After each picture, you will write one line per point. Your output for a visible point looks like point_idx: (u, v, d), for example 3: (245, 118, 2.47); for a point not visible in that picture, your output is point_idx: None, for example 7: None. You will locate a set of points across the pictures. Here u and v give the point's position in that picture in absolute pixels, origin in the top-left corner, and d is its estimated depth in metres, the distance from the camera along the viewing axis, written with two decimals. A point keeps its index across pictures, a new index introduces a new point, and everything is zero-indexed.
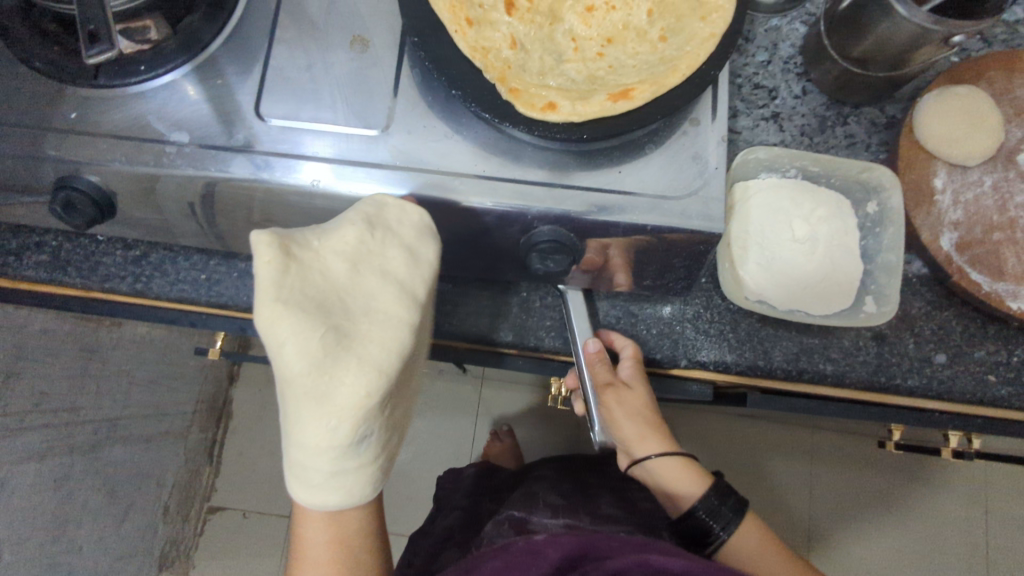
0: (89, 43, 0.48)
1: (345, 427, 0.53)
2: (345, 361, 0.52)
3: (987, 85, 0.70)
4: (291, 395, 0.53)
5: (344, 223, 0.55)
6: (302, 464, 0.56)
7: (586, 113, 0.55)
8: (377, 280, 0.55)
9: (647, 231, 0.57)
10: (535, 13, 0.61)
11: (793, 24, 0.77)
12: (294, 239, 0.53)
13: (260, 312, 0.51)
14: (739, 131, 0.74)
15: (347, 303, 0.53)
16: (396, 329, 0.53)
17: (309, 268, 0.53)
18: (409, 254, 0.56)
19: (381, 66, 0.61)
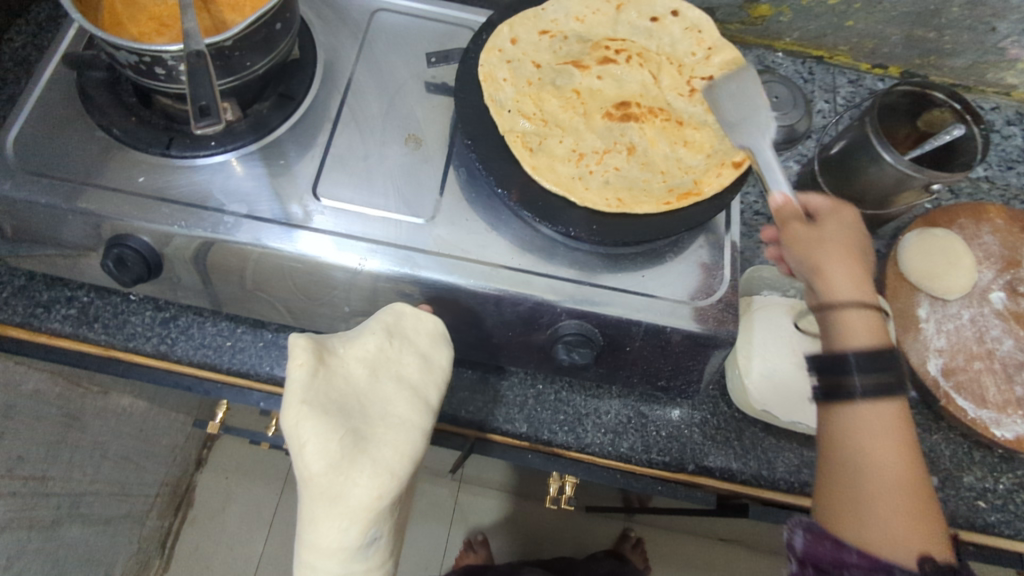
0: (200, 116, 0.56)
1: (357, 528, 0.54)
2: (361, 463, 0.54)
3: (959, 229, 0.79)
4: (306, 496, 0.55)
5: (365, 333, 0.60)
6: (311, 565, 0.55)
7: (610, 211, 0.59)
8: (391, 386, 0.58)
9: (666, 332, 0.61)
10: (558, 150, 0.63)
11: (787, 163, 0.87)
12: (325, 346, 0.58)
13: (287, 414, 0.54)
14: (742, 252, 0.80)
15: (365, 407, 0.57)
16: (409, 433, 0.56)
17: (335, 374, 0.56)
18: (422, 360, 0.60)
19: (431, 162, 0.67)
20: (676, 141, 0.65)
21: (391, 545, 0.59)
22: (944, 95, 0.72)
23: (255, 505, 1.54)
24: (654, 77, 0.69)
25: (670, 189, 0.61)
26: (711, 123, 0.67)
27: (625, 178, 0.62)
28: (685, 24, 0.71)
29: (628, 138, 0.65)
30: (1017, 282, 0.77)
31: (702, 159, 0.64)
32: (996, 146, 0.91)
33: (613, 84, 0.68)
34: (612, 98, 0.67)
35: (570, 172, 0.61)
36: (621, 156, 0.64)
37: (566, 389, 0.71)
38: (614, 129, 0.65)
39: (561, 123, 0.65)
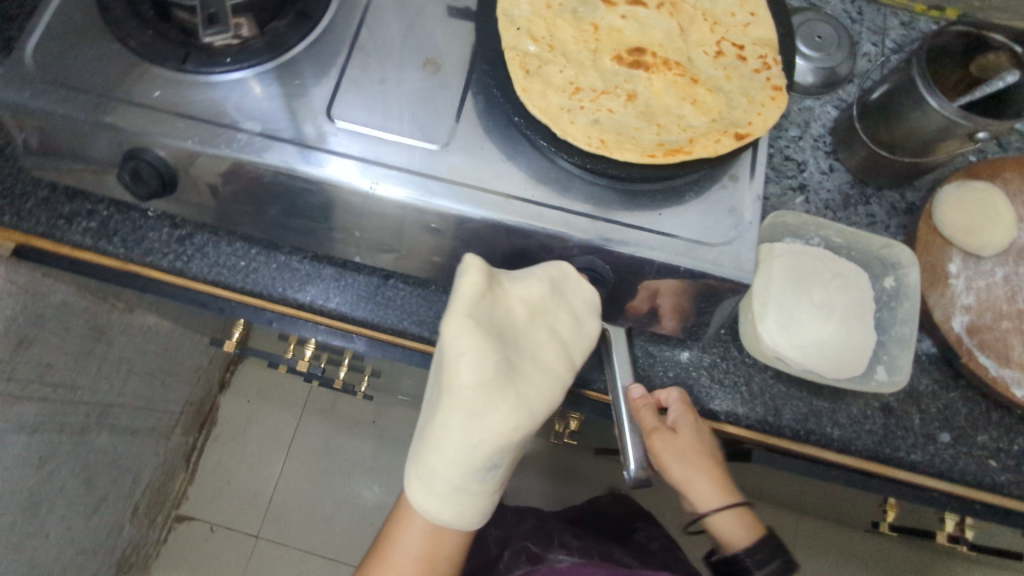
0: None
1: (486, 450, 0.59)
2: (505, 394, 0.58)
3: (1003, 184, 0.75)
4: (445, 404, 0.59)
5: (531, 277, 0.61)
6: (432, 466, 0.60)
7: (595, 146, 0.58)
8: (545, 334, 0.62)
9: (678, 273, 0.60)
10: (557, 78, 0.60)
11: (825, 107, 0.83)
12: (495, 276, 0.60)
13: (450, 324, 0.58)
14: (767, 197, 0.78)
15: (518, 343, 0.61)
16: (554, 384, 0.60)
17: (499, 304, 0.60)
18: (574, 320, 0.62)
19: (448, 88, 0.65)
20: (685, 98, 0.61)
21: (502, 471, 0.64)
22: (1001, 37, 0.68)
23: (276, 428, 1.61)
24: (682, 29, 0.64)
25: (660, 143, 0.58)
26: (727, 89, 0.62)
27: (616, 122, 0.59)
28: None
29: (634, 84, 0.61)
30: None
31: (706, 122, 0.60)
32: None
33: (636, 26, 0.64)
34: (631, 42, 0.63)
35: (561, 103, 0.59)
36: (620, 99, 0.60)
37: None
38: (620, 73, 0.62)
39: (568, 52, 0.62)
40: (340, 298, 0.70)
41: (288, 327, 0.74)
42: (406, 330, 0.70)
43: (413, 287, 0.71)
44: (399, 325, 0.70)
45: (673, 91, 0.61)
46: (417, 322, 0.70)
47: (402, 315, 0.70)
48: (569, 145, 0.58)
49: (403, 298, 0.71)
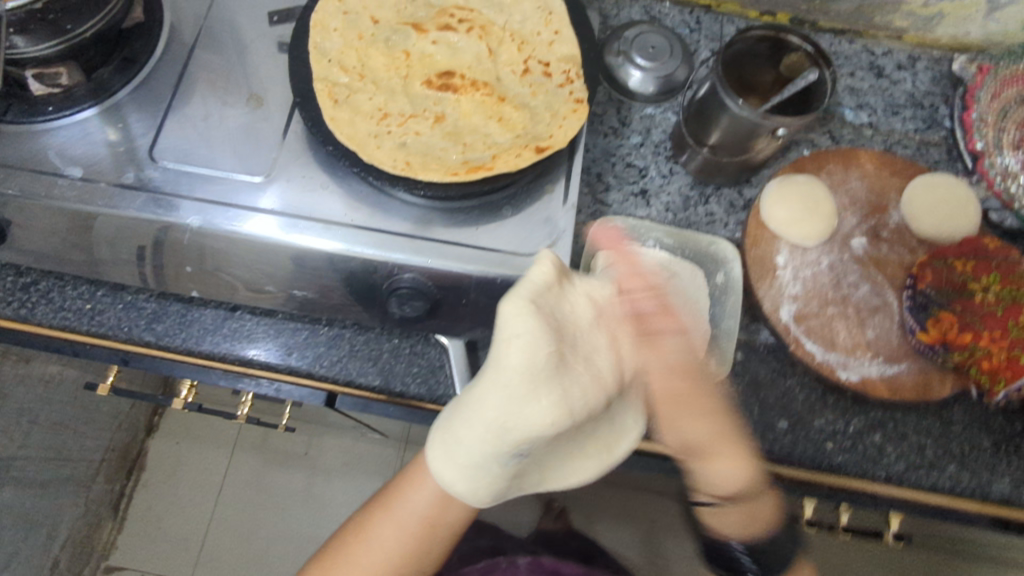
0: None
1: (521, 436, 0.59)
2: (551, 386, 0.60)
3: (827, 175, 0.79)
4: (488, 379, 0.61)
5: (605, 279, 0.67)
6: (456, 435, 0.61)
7: (399, 167, 0.60)
8: (604, 341, 0.65)
9: (494, 283, 0.64)
10: (366, 106, 0.63)
11: (665, 113, 0.86)
12: (565, 271, 0.62)
13: (510, 302, 0.60)
14: (610, 204, 0.81)
15: (575, 338, 0.64)
16: (603, 391, 0.62)
17: (567, 301, 0.63)
18: (612, 342, 0.65)
19: (270, 121, 0.67)
20: (491, 116, 0.64)
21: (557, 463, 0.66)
22: (799, 38, 0.72)
23: (205, 467, 1.58)
24: (491, 50, 0.67)
25: (465, 161, 0.61)
26: (533, 105, 0.65)
27: (423, 144, 0.62)
28: (538, 4, 0.69)
29: (443, 106, 0.65)
30: (880, 228, 0.77)
31: (510, 138, 0.63)
32: (883, 91, 0.90)
33: (447, 51, 0.67)
34: (441, 65, 0.66)
35: (368, 129, 0.62)
36: (427, 122, 0.63)
37: (421, 342, 0.72)
38: (429, 97, 0.65)
39: (378, 80, 0.65)
40: (185, 334, 0.70)
41: (145, 364, 0.74)
42: (253, 360, 0.70)
43: (260, 316, 0.72)
44: (246, 356, 0.70)
45: (480, 110, 0.64)
46: (264, 351, 0.71)
47: (250, 345, 0.71)
48: (377, 169, 0.60)
49: (250, 328, 0.71)
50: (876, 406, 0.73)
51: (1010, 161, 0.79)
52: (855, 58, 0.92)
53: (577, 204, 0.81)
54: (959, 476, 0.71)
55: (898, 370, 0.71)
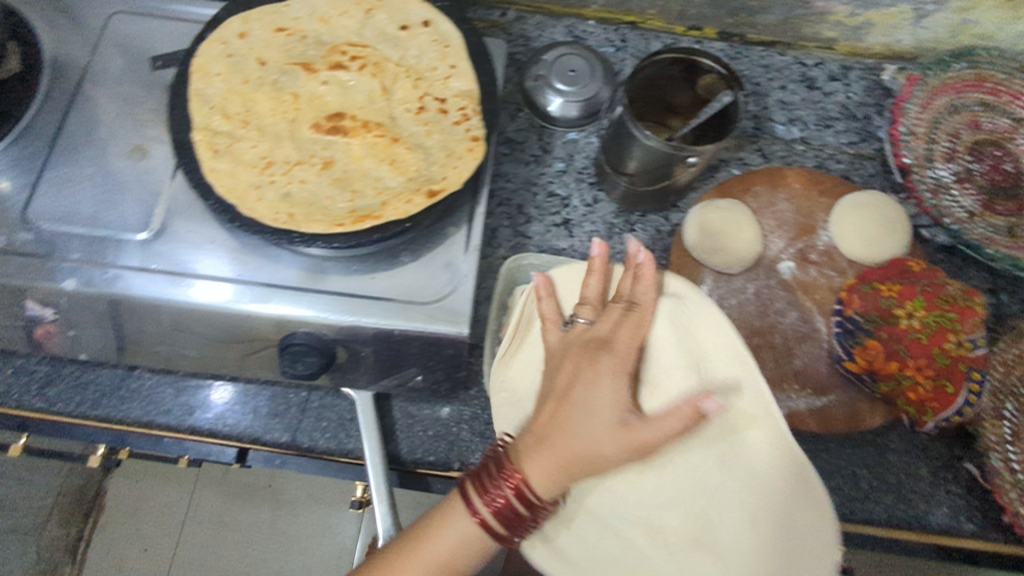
0: None
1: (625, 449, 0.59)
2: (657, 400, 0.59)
3: (753, 198, 0.76)
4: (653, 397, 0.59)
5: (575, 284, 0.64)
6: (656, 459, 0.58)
7: (279, 220, 0.57)
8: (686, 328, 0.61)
9: (393, 335, 0.60)
10: (249, 155, 0.60)
11: (589, 137, 0.83)
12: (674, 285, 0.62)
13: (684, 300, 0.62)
14: (530, 236, 0.78)
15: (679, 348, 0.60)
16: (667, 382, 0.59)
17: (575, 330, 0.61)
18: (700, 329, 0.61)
19: (155, 174, 0.64)
20: (383, 158, 0.61)
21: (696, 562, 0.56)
22: (709, 61, 0.69)
23: None
24: (384, 88, 0.65)
25: (351, 209, 0.58)
26: (428, 145, 0.62)
27: (308, 192, 0.59)
28: (434, 36, 0.66)
29: (332, 150, 0.62)
30: (808, 251, 0.74)
31: (401, 182, 0.60)
32: (815, 104, 0.87)
33: (337, 91, 0.64)
34: (331, 107, 0.63)
35: (250, 180, 0.59)
36: (314, 169, 0.61)
37: (330, 394, 0.70)
38: (317, 142, 0.62)
39: (263, 126, 0.62)
40: (81, 399, 0.68)
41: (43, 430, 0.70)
42: (153, 422, 0.68)
43: (160, 375, 0.70)
44: (145, 419, 0.68)
45: (371, 153, 0.62)
46: (164, 412, 0.68)
47: (150, 407, 0.69)
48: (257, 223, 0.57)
49: (149, 388, 0.69)
50: (808, 437, 0.70)
51: (941, 175, 0.77)
52: (787, 71, 0.89)
53: (497, 238, 0.78)
54: (894, 507, 0.69)
55: (827, 402, 0.68)
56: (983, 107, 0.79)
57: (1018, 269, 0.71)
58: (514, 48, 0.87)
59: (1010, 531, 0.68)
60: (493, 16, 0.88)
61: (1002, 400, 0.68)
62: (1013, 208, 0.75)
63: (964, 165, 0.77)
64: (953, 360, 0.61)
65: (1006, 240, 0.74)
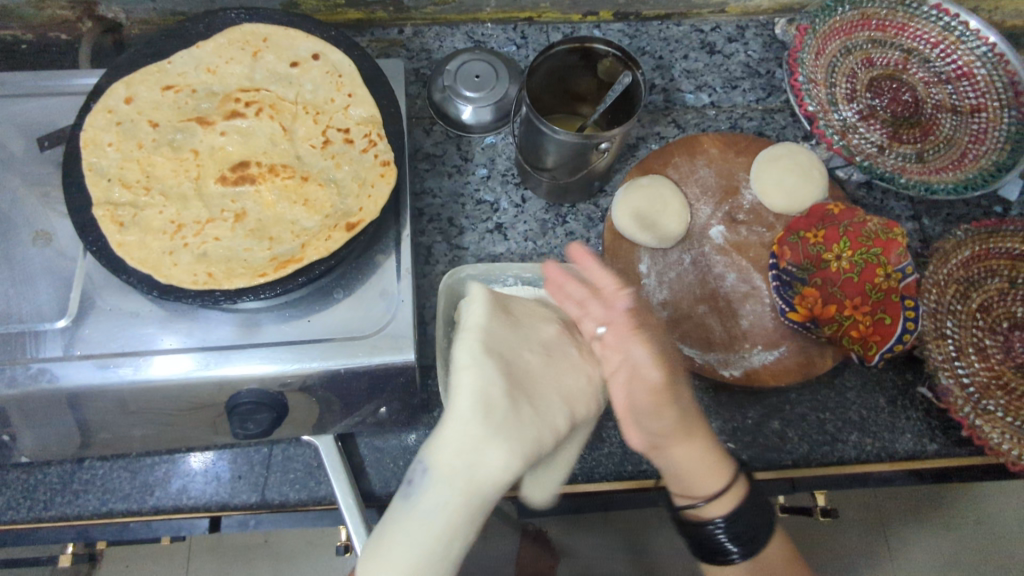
0: None
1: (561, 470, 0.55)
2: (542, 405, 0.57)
3: (674, 170, 0.77)
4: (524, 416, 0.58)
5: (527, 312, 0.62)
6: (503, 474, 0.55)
7: (199, 283, 0.55)
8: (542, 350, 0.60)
9: (340, 374, 0.59)
10: (157, 222, 0.58)
11: (507, 139, 0.83)
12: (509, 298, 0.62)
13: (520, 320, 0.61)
14: (466, 247, 0.78)
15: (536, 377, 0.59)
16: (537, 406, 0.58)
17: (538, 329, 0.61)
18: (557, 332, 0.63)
19: (64, 258, 0.62)
20: (295, 200, 0.60)
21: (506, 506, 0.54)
22: (604, 45, 0.69)
23: None
24: (285, 128, 0.64)
25: (271, 258, 0.57)
26: (339, 178, 0.62)
27: (224, 249, 0.58)
28: (326, 68, 0.65)
29: (242, 201, 0.61)
30: (736, 211, 0.76)
31: (318, 221, 0.59)
32: (719, 67, 0.89)
33: (237, 141, 0.63)
34: (234, 158, 0.62)
35: (162, 247, 0.57)
36: (227, 223, 0.59)
37: (292, 444, 0.69)
38: (225, 195, 0.61)
39: (166, 190, 0.60)
40: (32, 502, 0.65)
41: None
42: (112, 510, 0.65)
43: (112, 461, 0.67)
44: (104, 509, 0.65)
45: (284, 197, 0.61)
46: (123, 497, 0.66)
47: (107, 495, 0.66)
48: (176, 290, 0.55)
49: (103, 476, 0.67)
50: (769, 392, 0.72)
51: (845, 115, 0.81)
52: (686, 40, 0.90)
53: (434, 255, 0.77)
54: (862, 442, 0.70)
55: (779, 354, 0.69)
56: (872, 44, 0.83)
57: (930, 192, 0.75)
58: (417, 63, 0.86)
59: (970, 442, 0.70)
60: (391, 34, 0.87)
61: (939, 319, 0.71)
62: (915, 136, 0.80)
63: (865, 102, 0.81)
64: (885, 293, 0.64)
65: (917, 167, 0.78)
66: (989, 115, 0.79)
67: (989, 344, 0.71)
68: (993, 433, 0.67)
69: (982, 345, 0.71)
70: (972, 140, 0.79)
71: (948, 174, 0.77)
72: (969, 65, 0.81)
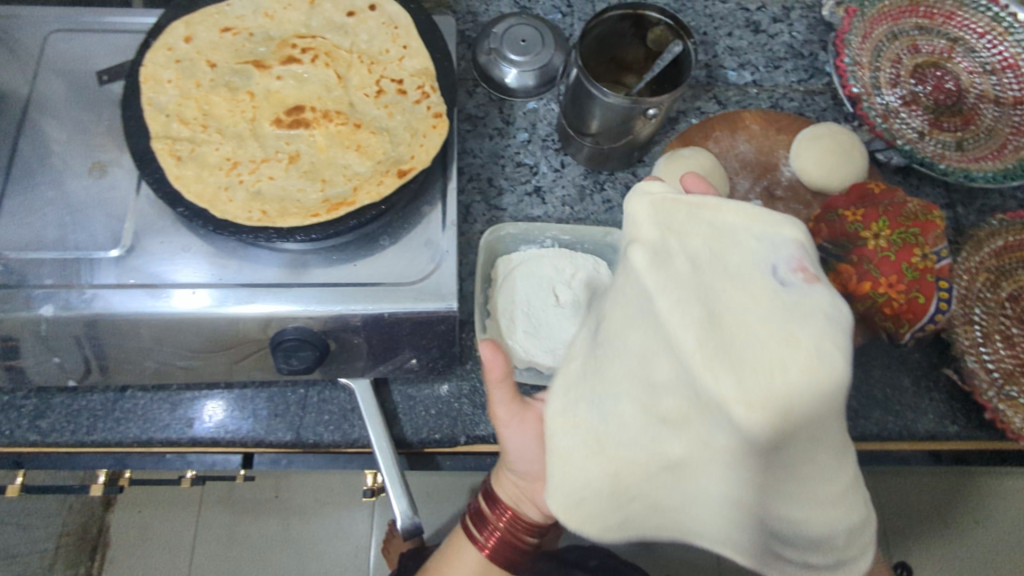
0: None
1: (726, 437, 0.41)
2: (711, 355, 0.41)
3: (715, 143, 0.78)
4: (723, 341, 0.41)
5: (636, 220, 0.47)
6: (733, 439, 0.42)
7: (252, 218, 0.56)
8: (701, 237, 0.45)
9: (384, 318, 0.60)
10: (215, 159, 0.60)
11: (549, 105, 0.84)
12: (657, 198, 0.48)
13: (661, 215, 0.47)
14: (504, 208, 0.79)
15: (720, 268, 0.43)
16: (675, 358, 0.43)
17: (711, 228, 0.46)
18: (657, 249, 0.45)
19: (119, 190, 0.64)
20: (348, 146, 0.62)
21: (816, 458, 0.43)
22: (657, 13, 0.70)
23: None
24: (340, 76, 0.65)
25: (324, 199, 0.58)
26: (392, 127, 0.63)
27: (279, 188, 0.59)
28: (382, 19, 0.66)
29: (296, 144, 0.62)
30: (774, 187, 0.76)
31: (370, 166, 0.60)
32: (762, 46, 0.89)
33: (293, 85, 0.64)
34: (290, 101, 0.63)
35: (218, 182, 0.58)
36: (281, 164, 0.61)
37: (328, 388, 0.71)
38: (280, 138, 0.62)
39: (222, 129, 0.62)
40: (75, 426, 0.67)
41: (40, 464, 0.69)
42: (152, 440, 0.67)
43: (153, 392, 0.69)
44: (144, 438, 0.67)
45: (337, 142, 0.62)
46: (163, 427, 0.68)
47: (149, 424, 0.68)
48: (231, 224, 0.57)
49: (143, 406, 0.68)
50: None
51: (888, 99, 0.81)
52: (732, 18, 0.90)
53: (472, 213, 0.78)
54: (884, 420, 0.72)
55: None
56: (919, 31, 0.83)
57: (968, 179, 0.76)
58: (463, 25, 0.87)
59: (992, 427, 0.72)
60: None
61: (968, 305, 0.72)
62: (956, 124, 0.80)
63: (908, 88, 0.82)
64: (921, 273, 0.64)
65: (956, 154, 0.78)
66: None
67: (1016, 333, 0.71)
68: (1015, 418, 0.68)
69: (1009, 333, 0.71)
70: (1014, 131, 0.79)
71: (988, 163, 0.77)
72: (1016, 57, 0.81)
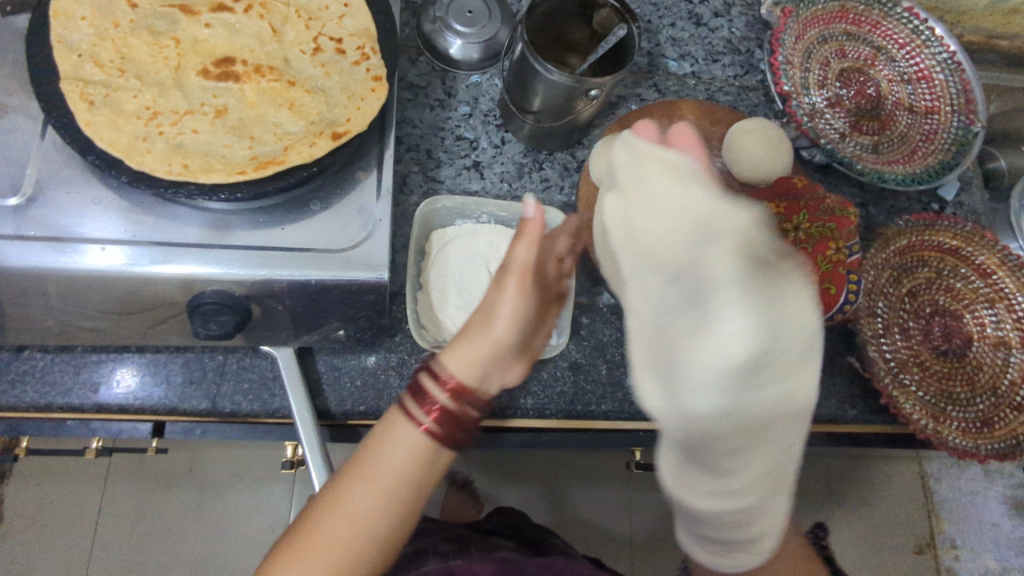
0: None
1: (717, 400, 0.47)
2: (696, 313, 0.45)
3: (652, 130, 0.80)
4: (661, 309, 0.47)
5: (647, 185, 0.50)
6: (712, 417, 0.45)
7: (171, 172, 0.53)
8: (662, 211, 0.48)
9: (311, 285, 0.59)
10: (131, 106, 0.56)
11: (492, 79, 0.83)
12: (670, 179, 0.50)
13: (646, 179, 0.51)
14: (442, 181, 0.78)
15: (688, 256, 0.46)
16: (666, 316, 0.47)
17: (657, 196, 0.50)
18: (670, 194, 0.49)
19: (18, 133, 0.59)
20: (281, 103, 0.59)
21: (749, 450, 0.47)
22: None
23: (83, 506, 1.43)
24: (275, 30, 0.62)
25: (252, 157, 0.56)
26: (328, 87, 0.61)
27: (202, 142, 0.56)
28: None
29: (224, 98, 0.59)
30: None
31: (303, 126, 0.58)
32: (703, 39, 0.91)
33: (223, 36, 0.61)
34: (219, 52, 0.60)
35: (135, 131, 0.54)
36: (207, 117, 0.57)
37: (249, 355, 0.68)
38: (206, 90, 0.58)
39: (142, 74, 0.58)
40: None
41: None
42: (51, 405, 0.64)
43: (54, 354, 0.65)
44: (42, 403, 0.64)
45: (269, 100, 0.59)
46: (64, 392, 0.64)
47: (48, 389, 0.64)
48: (147, 177, 0.53)
49: (43, 369, 0.64)
50: None
51: (815, 100, 0.85)
52: (675, 8, 0.92)
53: (408, 184, 0.77)
54: None
55: None
56: (847, 36, 0.88)
57: (881, 181, 0.81)
58: None
59: (885, 412, 0.78)
60: None
61: (873, 299, 0.77)
62: (875, 128, 0.85)
63: (834, 90, 0.86)
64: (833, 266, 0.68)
65: (873, 156, 0.83)
66: (941, 117, 0.85)
67: (911, 326, 0.78)
68: (905, 404, 0.73)
69: (905, 326, 0.78)
70: (923, 138, 0.85)
71: (899, 166, 0.83)
72: (930, 69, 0.86)
